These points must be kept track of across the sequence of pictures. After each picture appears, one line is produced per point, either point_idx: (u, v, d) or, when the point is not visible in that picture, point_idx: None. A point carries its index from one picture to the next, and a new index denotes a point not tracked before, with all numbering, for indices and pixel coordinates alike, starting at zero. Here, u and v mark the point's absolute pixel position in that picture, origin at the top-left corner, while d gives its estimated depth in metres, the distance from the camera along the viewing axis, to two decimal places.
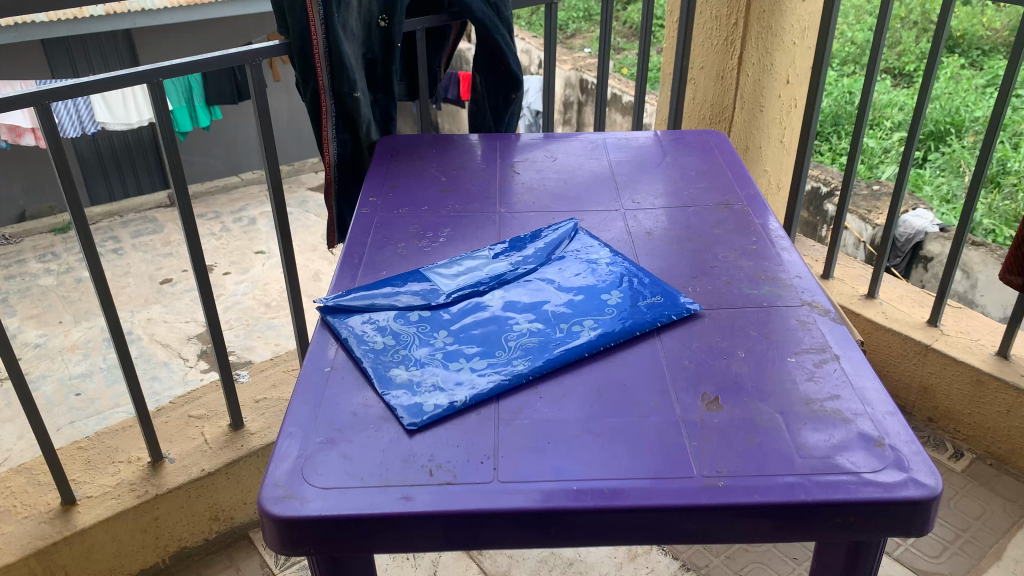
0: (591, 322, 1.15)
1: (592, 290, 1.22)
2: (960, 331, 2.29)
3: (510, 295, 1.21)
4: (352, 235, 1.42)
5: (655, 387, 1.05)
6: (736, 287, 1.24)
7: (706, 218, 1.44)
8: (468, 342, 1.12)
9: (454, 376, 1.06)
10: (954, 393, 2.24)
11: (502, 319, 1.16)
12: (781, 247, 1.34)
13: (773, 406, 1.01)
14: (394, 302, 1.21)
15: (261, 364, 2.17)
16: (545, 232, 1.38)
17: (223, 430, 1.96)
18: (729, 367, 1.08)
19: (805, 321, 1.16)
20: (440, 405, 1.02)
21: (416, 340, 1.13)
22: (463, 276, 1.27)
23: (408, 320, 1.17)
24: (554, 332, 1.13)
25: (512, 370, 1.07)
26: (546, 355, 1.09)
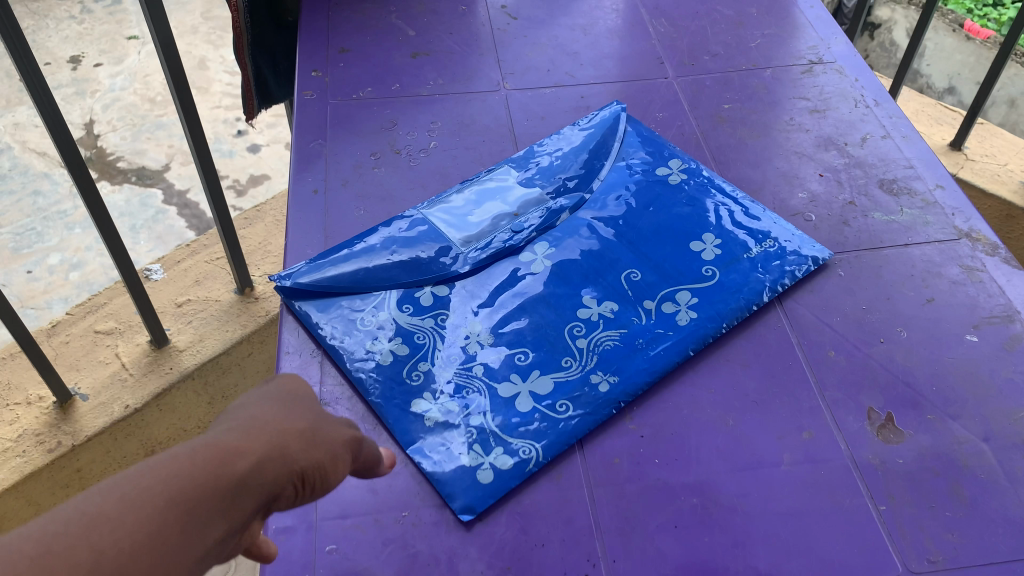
0: (684, 293, 0.80)
1: (676, 234, 0.85)
2: (984, 154, 1.99)
3: (559, 251, 0.84)
4: (297, 141, 0.98)
5: (800, 406, 0.73)
6: (865, 213, 0.89)
7: (788, 90, 1.05)
8: (517, 344, 0.76)
9: (511, 410, 0.71)
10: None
11: (557, 298, 0.80)
12: (902, 136, 0.98)
13: (972, 429, 0.72)
14: (390, 271, 0.81)
15: (175, 254, 1.74)
16: (584, 126, 0.97)
17: (143, 350, 1.56)
18: (893, 361, 0.76)
19: (972, 267, 0.84)
20: (503, 472, 0.68)
21: (439, 344, 0.76)
22: (483, 216, 0.87)
23: (419, 306, 0.79)
24: (638, 317, 0.78)
25: (594, 394, 0.73)
26: (637, 361, 0.75)
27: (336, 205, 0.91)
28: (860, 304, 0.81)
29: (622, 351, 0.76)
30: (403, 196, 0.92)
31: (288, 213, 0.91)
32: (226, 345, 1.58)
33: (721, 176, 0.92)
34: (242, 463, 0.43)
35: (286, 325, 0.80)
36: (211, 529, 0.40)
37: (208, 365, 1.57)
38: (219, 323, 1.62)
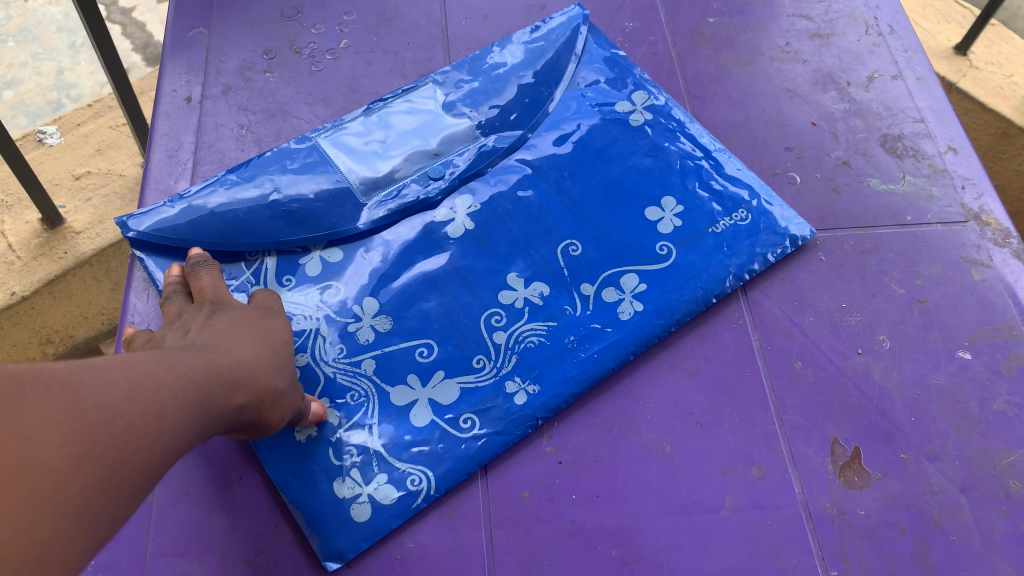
0: (631, 279, 0.65)
1: (631, 198, 0.69)
2: (991, 62, 1.64)
3: (483, 211, 0.68)
4: (173, 30, 0.78)
5: (753, 432, 0.61)
6: (860, 179, 0.74)
7: (786, 5, 0.86)
8: (420, 335, 0.62)
9: (404, 425, 0.58)
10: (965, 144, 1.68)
11: (476, 275, 0.64)
12: (915, 78, 0.82)
13: (950, 475, 0.60)
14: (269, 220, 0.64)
15: (72, 114, 1.26)
16: (538, 34, 0.77)
17: (33, 229, 1.15)
18: (869, 379, 0.64)
19: (978, 257, 0.71)
20: (383, 507, 0.55)
21: (323, 330, 0.61)
22: (395, 153, 0.69)
23: (303, 277, 0.63)
24: (571, 306, 0.64)
25: (508, 408, 0.59)
26: (564, 366, 0.61)
27: (211, 119, 0.73)
28: (839, 301, 0.67)
29: (547, 353, 0.62)
30: (299, 114, 0.73)
31: (151, 125, 0.73)
32: None
33: (693, 121, 0.75)
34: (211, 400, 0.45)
35: (134, 287, 0.64)
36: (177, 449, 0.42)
37: (109, 250, 1.16)
38: (126, 202, 1.20)
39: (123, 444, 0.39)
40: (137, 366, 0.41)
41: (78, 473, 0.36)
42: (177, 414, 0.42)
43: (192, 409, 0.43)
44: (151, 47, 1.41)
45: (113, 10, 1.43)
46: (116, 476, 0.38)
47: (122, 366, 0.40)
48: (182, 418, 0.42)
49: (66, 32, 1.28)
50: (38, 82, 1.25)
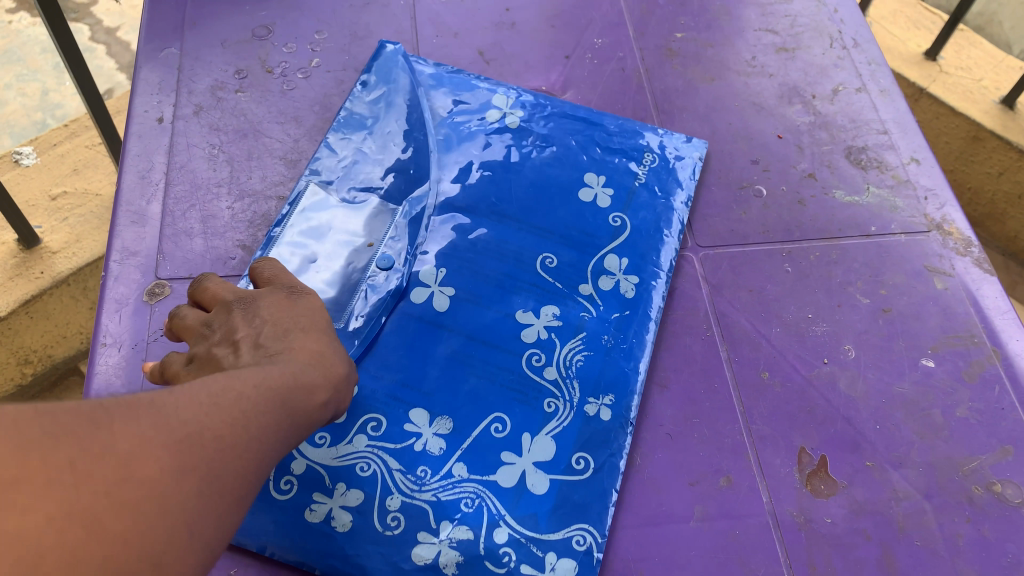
0: (625, 283, 0.67)
1: (564, 181, 0.72)
2: (960, 67, 1.66)
3: (468, 276, 0.66)
4: (144, 52, 0.79)
5: (721, 443, 0.62)
6: (824, 191, 0.75)
7: (753, 19, 0.88)
8: (470, 395, 0.60)
9: (529, 500, 0.56)
10: (936, 148, 1.70)
11: (491, 334, 0.63)
12: (877, 90, 0.83)
13: (915, 481, 0.61)
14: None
15: (49, 134, 1.25)
16: (368, 81, 0.75)
17: (9, 250, 1.12)
18: (835, 389, 0.65)
19: (940, 267, 0.72)
20: (374, 538, 0.54)
21: (391, 463, 0.56)
22: (332, 259, 0.65)
23: (336, 428, 0.57)
24: (586, 310, 0.65)
25: (601, 426, 0.60)
26: (611, 365, 0.63)
27: (183, 140, 0.73)
28: (805, 312, 0.68)
29: (601, 372, 0.63)
30: (271, 132, 0.74)
31: (123, 146, 0.73)
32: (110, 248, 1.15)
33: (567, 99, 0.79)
34: (290, 402, 0.43)
35: (106, 308, 0.64)
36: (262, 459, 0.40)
37: (87, 270, 1.14)
38: (103, 222, 1.18)
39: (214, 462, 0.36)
40: (213, 382, 0.39)
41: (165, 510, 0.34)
42: (260, 423, 0.40)
43: (272, 414, 0.41)
44: None
45: (96, 30, 1.44)
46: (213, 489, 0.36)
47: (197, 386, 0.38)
48: (265, 424, 0.40)
49: (49, 52, 1.35)
50: (22, 103, 1.30)
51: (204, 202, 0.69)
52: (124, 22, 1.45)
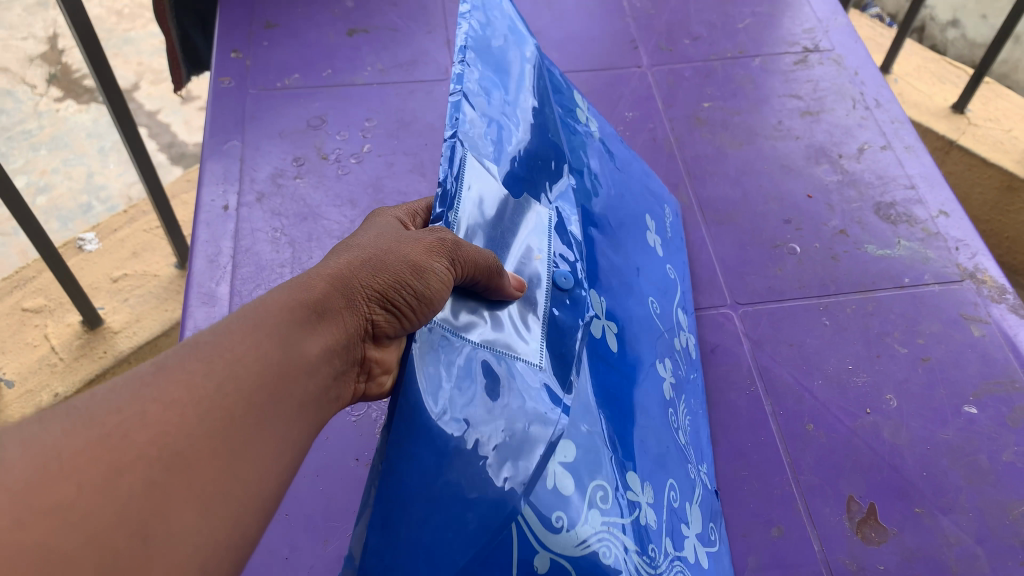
0: (683, 334, 0.68)
1: (635, 225, 0.68)
2: (988, 119, 1.70)
3: (622, 309, 0.59)
4: (208, 145, 0.85)
5: (771, 494, 0.64)
6: (858, 246, 0.78)
7: (777, 85, 0.92)
8: (651, 448, 0.53)
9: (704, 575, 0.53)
10: (973, 195, 1.72)
11: (649, 385, 0.57)
12: (902, 146, 0.86)
13: (965, 526, 0.62)
14: (484, 432, 0.41)
15: (111, 221, 1.33)
16: (476, 76, 0.50)
17: (75, 332, 1.18)
18: (879, 436, 0.66)
19: (976, 315, 0.74)
20: None
21: (630, 543, 0.44)
22: (508, 250, 0.49)
23: (578, 505, 0.42)
24: (679, 364, 0.64)
25: (706, 488, 0.60)
26: (695, 417, 0.65)
27: (248, 224, 0.79)
28: (845, 363, 0.71)
29: (695, 440, 0.63)
30: (328, 215, 0.79)
31: (192, 234, 0.78)
32: (169, 325, 1.21)
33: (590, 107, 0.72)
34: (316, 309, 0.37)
35: None
36: (260, 409, 0.33)
37: (146, 348, 1.20)
38: (162, 300, 1.24)
39: (179, 427, 0.30)
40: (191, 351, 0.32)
41: (131, 520, 0.27)
42: (273, 344, 0.34)
43: (273, 343, 0.34)
44: (176, 146, 1.62)
45: (142, 113, 1.65)
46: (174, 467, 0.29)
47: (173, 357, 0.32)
48: (250, 359, 0.33)
49: (94, 138, 1.52)
50: (70, 185, 1.45)
51: (268, 281, 0.74)
52: (166, 105, 1.68)
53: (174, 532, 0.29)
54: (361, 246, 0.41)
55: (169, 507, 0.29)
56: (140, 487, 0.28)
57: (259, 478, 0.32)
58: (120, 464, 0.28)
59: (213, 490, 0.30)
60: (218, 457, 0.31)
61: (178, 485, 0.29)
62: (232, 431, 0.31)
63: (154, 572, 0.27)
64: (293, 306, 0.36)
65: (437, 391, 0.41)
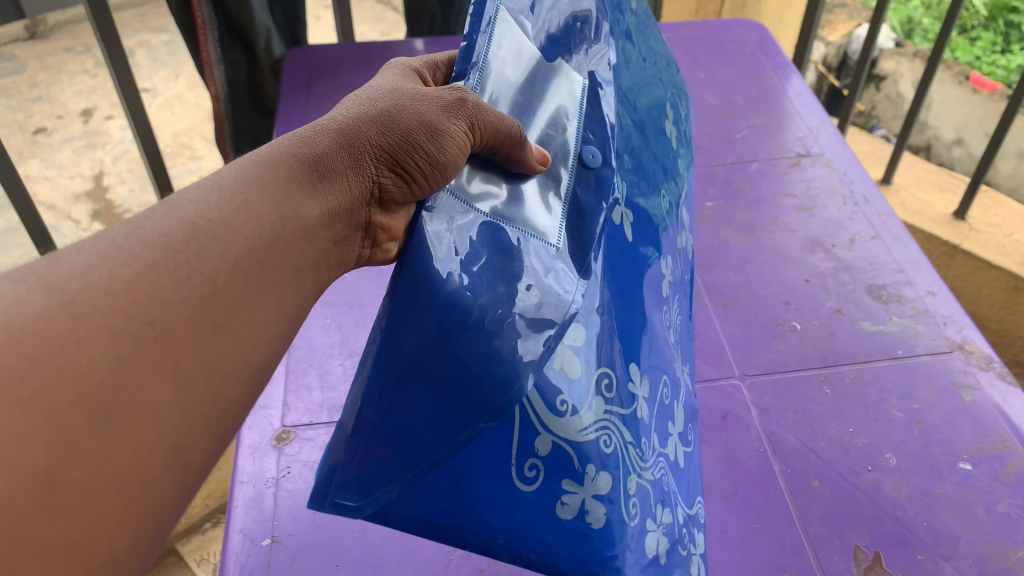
0: (682, 240, 0.74)
1: (653, 99, 0.71)
2: (991, 224, 1.79)
3: (636, 187, 0.63)
4: None
5: (782, 543, 0.69)
6: (852, 323, 0.86)
7: (775, 186, 1.02)
8: (647, 338, 0.59)
9: (681, 478, 0.62)
10: (981, 298, 1.79)
11: (650, 286, 0.62)
12: (890, 236, 0.95)
13: (966, 572, 0.67)
14: (494, 292, 0.45)
15: None
16: None
17: None
18: (881, 491, 0.72)
19: (966, 382, 0.80)
20: (621, 523, 0.50)
21: (625, 436, 0.51)
22: (538, 113, 0.54)
23: (576, 390, 0.48)
24: (675, 278, 0.70)
25: (688, 397, 0.68)
26: (683, 322, 0.72)
27: None
28: (846, 427, 0.77)
29: (684, 349, 0.70)
30: None
31: None
32: None
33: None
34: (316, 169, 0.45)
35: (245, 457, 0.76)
36: (242, 278, 0.40)
37: None
38: None
39: (156, 298, 0.37)
40: (179, 220, 0.39)
41: (92, 402, 0.33)
42: (271, 203, 0.43)
43: (264, 205, 0.42)
44: None
45: None
46: (154, 331, 0.36)
47: (158, 225, 0.39)
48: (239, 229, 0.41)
49: None
50: None
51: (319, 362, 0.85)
52: None
53: (153, 405, 0.35)
54: (379, 104, 0.49)
55: (151, 369, 0.35)
56: (111, 357, 0.34)
57: (248, 347, 0.40)
58: (90, 333, 0.34)
59: (202, 364, 0.38)
60: (197, 328, 0.38)
61: (147, 368, 0.35)
62: (218, 302, 0.39)
63: (134, 441, 0.34)
64: (294, 168, 0.45)
65: (452, 252, 0.44)
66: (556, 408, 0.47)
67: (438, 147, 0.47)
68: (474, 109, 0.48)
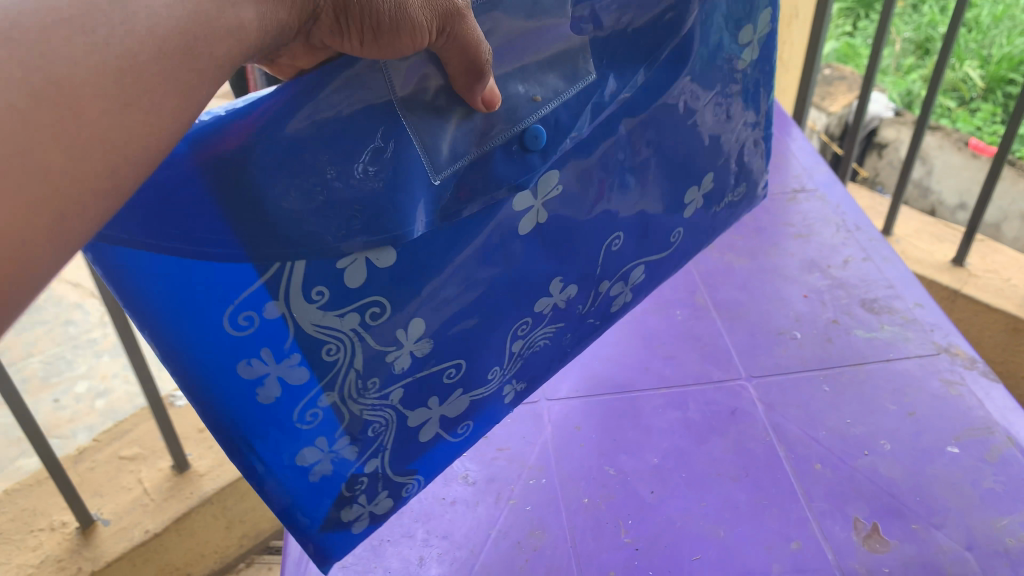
0: (608, 279, 0.72)
1: (692, 142, 0.72)
2: (988, 271, 1.87)
3: (569, 207, 0.63)
4: None
5: (789, 516, 0.76)
6: (847, 331, 0.95)
7: (774, 217, 1.13)
8: (462, 330, 0.61)
9: (411, 446, 0.63)
10: (984, 342, 1.85)
11: (522, 287, 0.64)
12: (880, 257, 1.05)
13: (956, 538, 0.74)
14: (323, 174, 0.48)
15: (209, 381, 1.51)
16: None
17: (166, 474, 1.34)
18: (877, 471, 0.80)
19: (952, 379, 0.88)
20: (255, 416, 0.53)
21: (355, 363, 0.55)
22: (512, 77, 0.53)
23: (334, 298, 0.52)
24: (579, 304, 0.71)
25: (499, 400, 0.70)
26: (558, 346, 0.72)
27: None
28: (844, 418, 0.85)
29: (528, 360, 0.70)
30: None
31: None
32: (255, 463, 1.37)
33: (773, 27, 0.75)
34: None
35: None
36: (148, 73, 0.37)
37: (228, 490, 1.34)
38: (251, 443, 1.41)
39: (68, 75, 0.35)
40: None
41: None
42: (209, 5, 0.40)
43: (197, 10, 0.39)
44: None
45: None
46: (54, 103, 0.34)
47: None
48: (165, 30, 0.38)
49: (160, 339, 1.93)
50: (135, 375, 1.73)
51: None
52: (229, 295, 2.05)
53: (33, 168, 0.34)
54: None
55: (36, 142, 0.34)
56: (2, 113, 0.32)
57: (154, 124, 0.38)
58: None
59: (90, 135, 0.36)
60: (100, 110, 0.36)
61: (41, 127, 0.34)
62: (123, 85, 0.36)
63: None
64: None
65: (306, 114, 0.46)
66: (307, 295, 0.51)
67: (404, 33, 0.45)
68: (455, 19, 0.46)
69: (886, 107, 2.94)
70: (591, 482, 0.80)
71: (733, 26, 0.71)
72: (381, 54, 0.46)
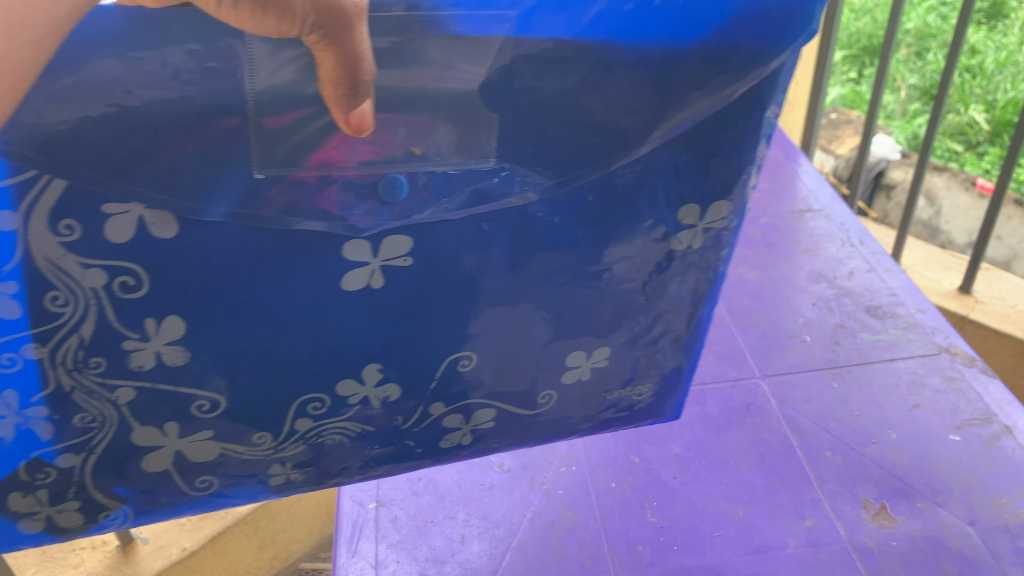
0: (445, 403, 0.57)
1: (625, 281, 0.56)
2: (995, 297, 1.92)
3: (404, 302, 0.50)
4: None
5: (803, 498, 0.82)
6: (854, 334, 1.01)
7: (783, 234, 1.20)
8: (230, 371, 0.49)
9: (126, 454, 0.50)
10: (992, 366, 1.88)
11: (323, 363, 0.51)
12: (883, 269, 1.12)
13: (959, 515, 0.80)
14: (107, 93, 0.37)
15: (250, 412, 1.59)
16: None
17: None
18: (884, 457, 0.86)
19: (953, 375, 0.95)
20: None
21: (78, 332, 0.44)
22: (403, 126, 0.42)
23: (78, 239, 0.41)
24: (402, 420, 0.57)
25: (260, 484, 0.56)
26: (358, 461, 0.58)
27: None
28: (853, 411, 0.91)
29: (315, 448, 0.56)
30: None
31: None
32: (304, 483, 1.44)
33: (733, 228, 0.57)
34: None
35: None
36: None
37: None
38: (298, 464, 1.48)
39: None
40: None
41: None
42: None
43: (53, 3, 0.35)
44: None
45: None
46: None
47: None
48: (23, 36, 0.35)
49: None
50: None
51: None
52: None
53: None
54: None
55: None
56: None
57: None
58: None
59: None
60: None
61: None
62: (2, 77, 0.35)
63: None
64: None
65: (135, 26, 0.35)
66: (52, 224, 0.40)
67: (271, 11, 0.37)
68: (339, 26, 0.37)
69: (892, 149, 3.05)
70: (619, 469, 0.86)
71: (678, 200, 0.53)
72: (240, 23, 0.36)
